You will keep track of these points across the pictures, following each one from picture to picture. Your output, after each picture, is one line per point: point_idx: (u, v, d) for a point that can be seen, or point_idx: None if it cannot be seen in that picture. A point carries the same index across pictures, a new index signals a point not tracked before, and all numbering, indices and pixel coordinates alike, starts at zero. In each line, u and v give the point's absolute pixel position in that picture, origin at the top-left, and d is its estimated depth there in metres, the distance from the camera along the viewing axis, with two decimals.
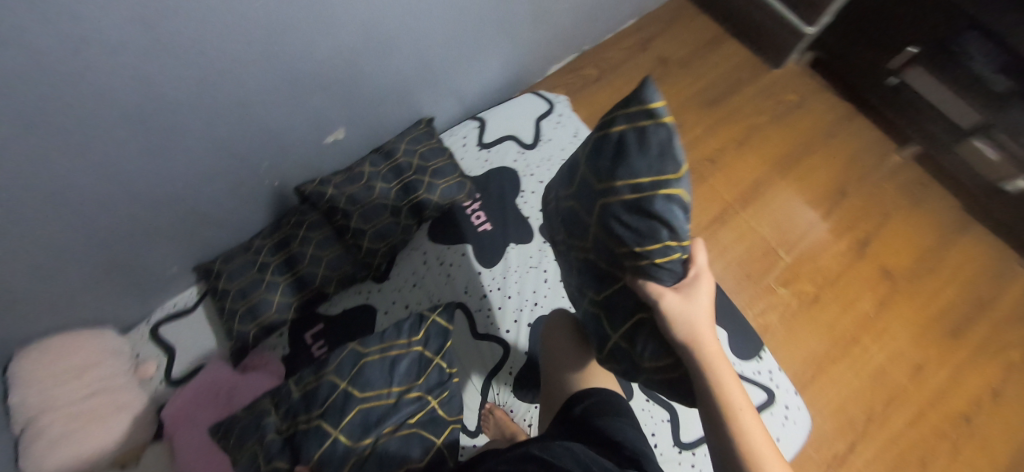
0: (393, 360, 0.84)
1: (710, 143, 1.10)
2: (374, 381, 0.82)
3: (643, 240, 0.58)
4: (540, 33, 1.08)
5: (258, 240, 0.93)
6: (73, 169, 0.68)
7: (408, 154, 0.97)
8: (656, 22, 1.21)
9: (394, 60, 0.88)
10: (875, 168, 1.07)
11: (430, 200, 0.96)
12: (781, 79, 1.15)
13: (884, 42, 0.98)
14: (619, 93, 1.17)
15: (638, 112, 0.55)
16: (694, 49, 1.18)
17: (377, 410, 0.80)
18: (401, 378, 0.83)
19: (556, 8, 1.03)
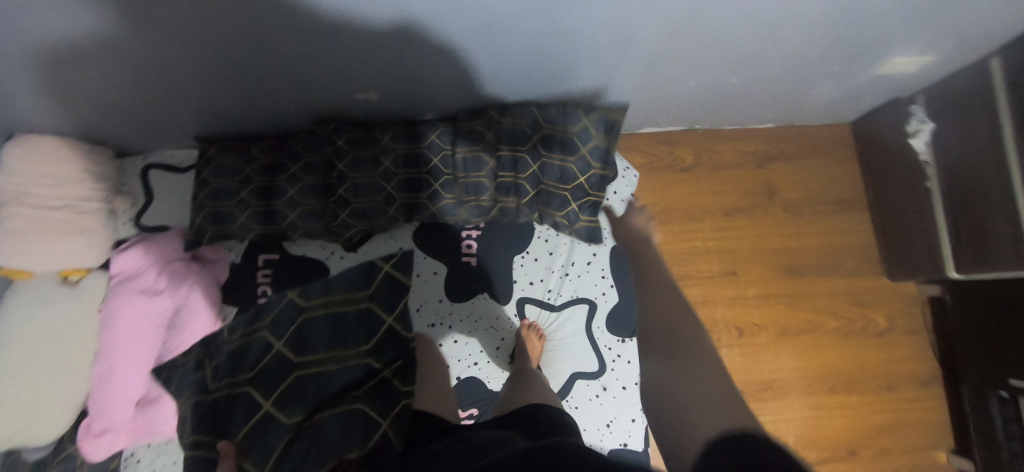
0: (335, 316, 0.90)
1: (752, 313, 0.92)
2: (313, 347, 0.88)
3: None
4: (652, 96, 0.87)
5: (253, 151, 0.90)
6: (68, 32, 0.62)
7: (430, 151, 0.88)
8: (795, 142, 0.97)
9: (457, 64, 0.75)
10: (905, 451, 0.89)
11: (426, 208, 0.89)
12: (885, 292, 0.92)
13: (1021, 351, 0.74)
14: (700, 197, 0.97)
15: None
16: (812, 198, 0.95)
17: (308, 394, 0.85)
18: (347, 349, 0.88)
19: (679, 81, 0.82)
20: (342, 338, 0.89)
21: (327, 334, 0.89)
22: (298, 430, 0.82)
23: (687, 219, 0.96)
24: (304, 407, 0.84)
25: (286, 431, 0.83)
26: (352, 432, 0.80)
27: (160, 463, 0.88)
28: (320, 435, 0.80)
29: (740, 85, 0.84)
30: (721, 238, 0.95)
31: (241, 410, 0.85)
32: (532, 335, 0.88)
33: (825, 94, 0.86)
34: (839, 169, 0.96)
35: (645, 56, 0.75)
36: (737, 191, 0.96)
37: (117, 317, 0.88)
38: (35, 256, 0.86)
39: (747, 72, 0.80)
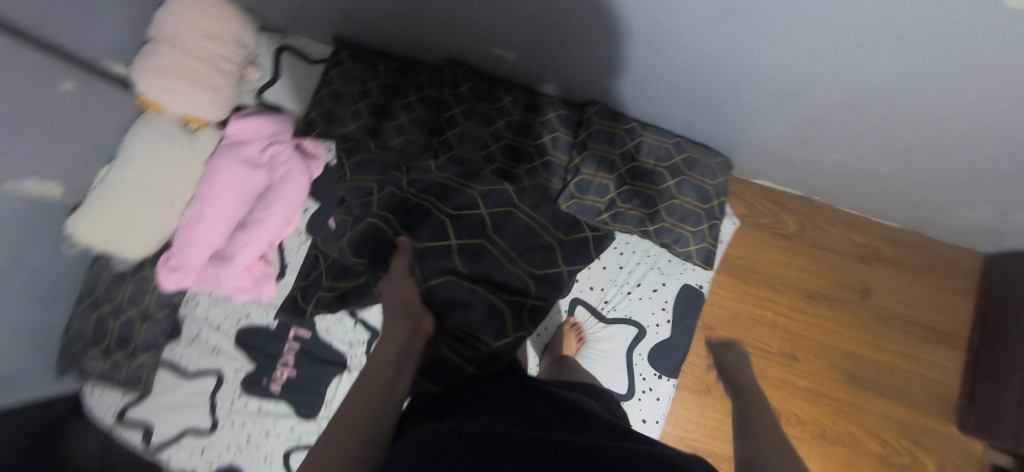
0: (537, 228, 0.77)
1: (794, 403, 0.88)
2: (506, 234, 0.75)
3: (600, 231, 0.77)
4: (784, 151, 0.82)
5: (383, 69, 0.93)
6: None
7: (545, 126, 0.88)
8: (915, 250, 0.89)
9: (608, 49, 0.73)
10: None
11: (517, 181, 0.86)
12: (947, 438, 0.85)
13: None
14: (789, 269, 0.92)
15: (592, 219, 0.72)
16: (908, 315, 0.88)
17: (504, 260, 0.74)
18: (522, 260, 0.74)
19: (822, 146, 0.77)
20: (525, 247, 0.75)
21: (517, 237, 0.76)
22: (488, 278, 0.72)
23: (765, 285, 0.92)
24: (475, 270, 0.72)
25: (459, 271, 0.71)
26: (494, 329, 0.69)
27: (214, 316, 0.97)
28: (467, 309, 0.69)
29: (885, 173, 0.77)
30: (792, 316, 0.90)
31: (426, 225, 0.74)
32: (572, 333, 0.86)
33: (973, 213, 0.78)
34: (949, 296, 0.88)
35: (802, 109, 0.70)
36: (829, 277, 0.91)
37: (219, 172, 0.96)
38: (185, 70, 0.91)
39: (898, 162, 0.74)
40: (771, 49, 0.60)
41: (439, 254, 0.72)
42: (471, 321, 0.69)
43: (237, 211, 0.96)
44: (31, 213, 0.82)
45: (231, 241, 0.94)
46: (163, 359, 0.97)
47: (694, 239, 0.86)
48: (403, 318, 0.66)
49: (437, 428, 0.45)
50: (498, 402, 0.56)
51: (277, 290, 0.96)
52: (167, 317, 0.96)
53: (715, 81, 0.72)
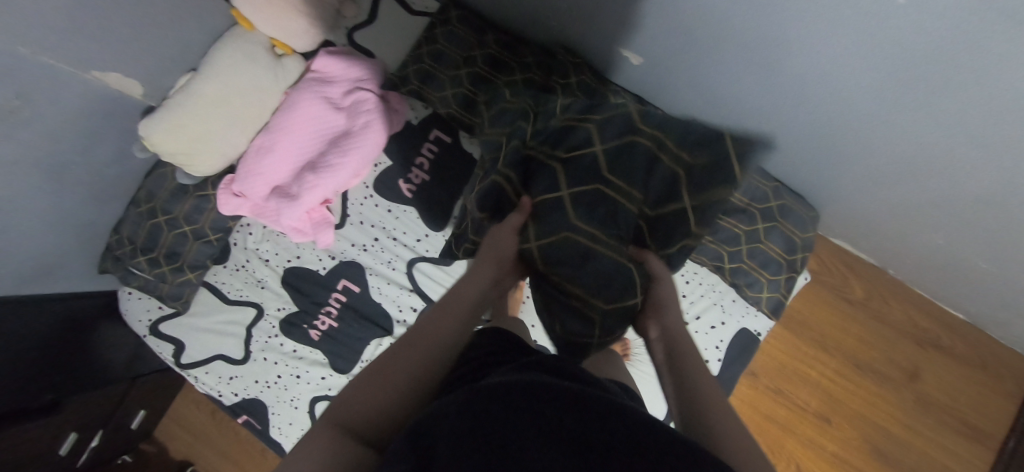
0: (654, 165, 0.73)
1: (818, 465, 0.89)
2: (631, 175, 0.72)
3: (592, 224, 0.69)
4: (883, 223, 0.80)
5: (490, 41, 0.91)
6: None
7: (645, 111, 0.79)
8: (975, 346, 0.89)
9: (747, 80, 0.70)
10: None
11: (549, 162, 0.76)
12: None
13: None
14: (844, 335, 0.92)
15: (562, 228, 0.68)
16: (951, 407, 0.89)
17: (614, 207, 0.70)
18: (638, 196, 0.72)
19: (929, 228, 0.75)
20: (642, 181, 0.72)
21: (642, 171, 0.72)
22: (598, 234, 0.68)
23: (817, 345, 0.92)
24: (592, 214, 0.69)
25: (577, 225, 0.68)
26: (613, 287, 0.66)
27: (267, 248, 0.95)
28: (587, 262, 0.67)
29: (981, 269, 0.76)
30: (837, 380, 0.91)
31: (542, 173, 0.74)
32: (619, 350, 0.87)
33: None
34: (997, 398, 0.89)
35: (929, 188, 0.68)
36: (883, 351, 0.91)
37: (296, 107, 0.90)
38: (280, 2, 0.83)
39: (1002, 263, 0.72)
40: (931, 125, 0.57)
41: (554, 205, 0.70)
42: (585, 276, 0.67)
43: (309, 151, 0.92)
44: (105, 107, 0.78)
45: (297, 180, 0.91)
46: (205, 280, 0.96)
47: (769, 286, 0.86)
48: (485, 265, 0.66)
49: (479, 389, 0.39)
50: (539, 366, 0.48)
51: (334, 240, 0.94)
52: (219, 240, 0.94)
53: (847, 138, 0.69)
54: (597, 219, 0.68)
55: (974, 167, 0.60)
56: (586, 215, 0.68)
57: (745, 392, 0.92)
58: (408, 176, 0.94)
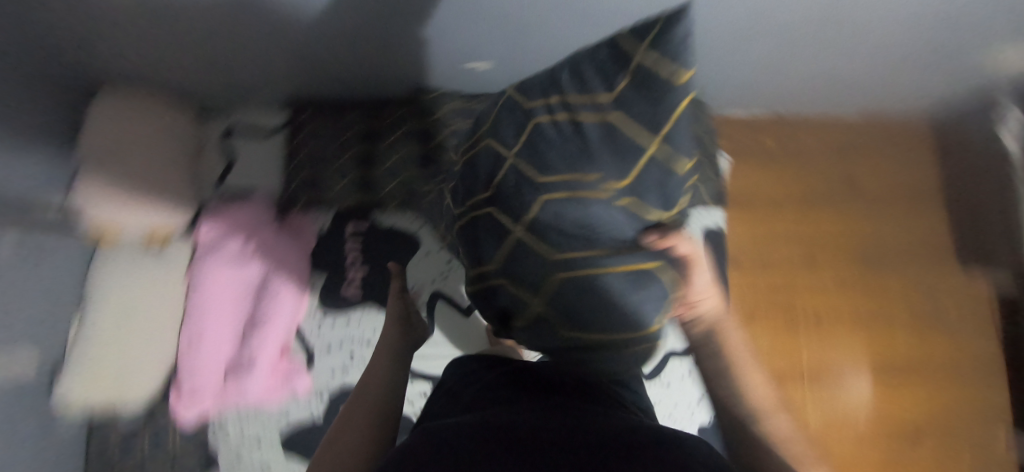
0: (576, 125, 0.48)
1: (827, 299, 0.97)
2: (552, 168, 0.49)
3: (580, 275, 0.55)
4: (755, 81, 0.88)
5: (354, 121, 0.93)
6: None
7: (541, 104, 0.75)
8: (880, 134, 1.00)
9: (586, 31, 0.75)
10: (972, 443, 0.95)
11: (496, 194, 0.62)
12: (951, 284, 0.99)
13: None
14: (782, 186, 1.00)
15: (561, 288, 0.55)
16: (891, 191, 1.00)
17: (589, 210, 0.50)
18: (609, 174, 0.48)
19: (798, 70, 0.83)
20: (581, 156, 0.48)
21: (569, 145, 0.49)
22: (587, 281, 0.54)
23: (769, 206, 0.99)
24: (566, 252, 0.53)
25: (553, 272, 0.55)
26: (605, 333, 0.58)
27: (251, 430, 0.87)
28: (585, 315, 0.57)
29: (852, 75, 0.85)
30: (799, 224, 0.99)
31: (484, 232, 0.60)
32: None
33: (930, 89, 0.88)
34: (917, 164, 1.00)
35: (771, 38, 0.76)
36: (818, 181, 1.00)
37: (207, 279, 0.86)
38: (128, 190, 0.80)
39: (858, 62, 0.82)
40: None
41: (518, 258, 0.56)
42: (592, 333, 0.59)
43: (242, 312, 0.87)
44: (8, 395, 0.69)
45: (245, 346, 0.85)
46: None
47: (706, 186, 0.95)
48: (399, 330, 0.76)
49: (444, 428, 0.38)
50: (525, 394, 0.45)
51: (313, 379, 0.89)
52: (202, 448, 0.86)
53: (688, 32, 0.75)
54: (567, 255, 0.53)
55: (790, 5, 0.69)
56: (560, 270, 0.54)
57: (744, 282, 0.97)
58: (346, 279, 0.90)
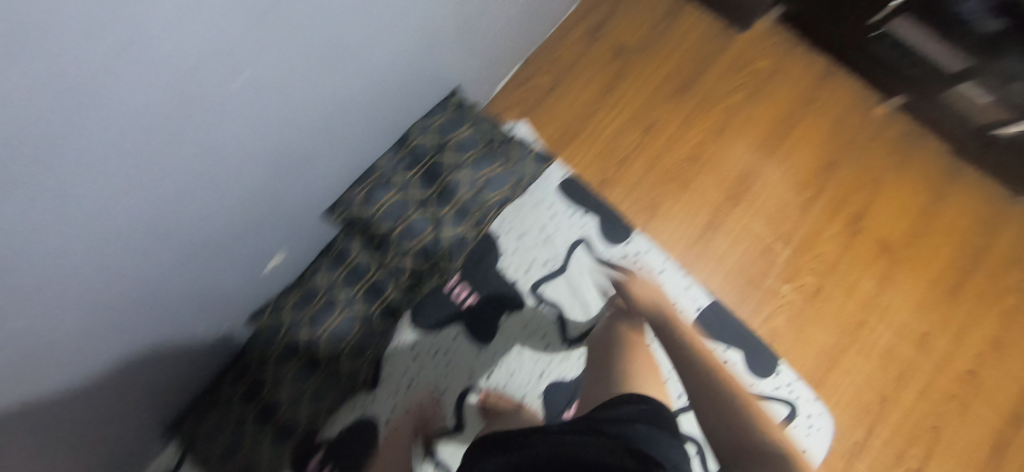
0: (448, 122, 0.83)
1: (689, 137, 1.04)
2: (447, 134, 0.82)
3: (467, 205, 0.82)
4: (494, 53, 0.92)
5: (225, 392, 0.79)
6: None
7: (367, 204, 0.78)
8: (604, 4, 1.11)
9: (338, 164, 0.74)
10: (859, 130, 1.06)
11: (376, 219, 0.78)
12: (749, 46, 1.09)
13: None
14: (581, 98, 1.05)
15: (467, 208, 0.82)
16: (649, 30, 1.10)
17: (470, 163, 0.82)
18: (457, 134, 0.83)
19: (511, 22, 0.90)
20: (450, 125, 0.83)
21: (447, 129, 0.83)
22: (483, 193, 0.83)
23: (587, 120, 1.03)
24: (453, 202, 0.81)
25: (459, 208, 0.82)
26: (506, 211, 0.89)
27: None
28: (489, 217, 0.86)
29: None
30: (623, 107, 1.05)
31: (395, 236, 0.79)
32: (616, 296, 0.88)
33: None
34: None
35: (471, 37, 0.81)
36: (601, 71, 1.07)
37: None
38: None
39: None
40: (409, 45, 0.68)
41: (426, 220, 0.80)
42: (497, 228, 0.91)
43: None
44: None
45: None
46: None
47: (527, 162, 0.87)
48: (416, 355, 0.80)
49: None
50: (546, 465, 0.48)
51: None
52: None
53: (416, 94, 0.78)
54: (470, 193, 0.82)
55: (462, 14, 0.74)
56: (461, 206, 0.81)
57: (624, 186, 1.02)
58: None
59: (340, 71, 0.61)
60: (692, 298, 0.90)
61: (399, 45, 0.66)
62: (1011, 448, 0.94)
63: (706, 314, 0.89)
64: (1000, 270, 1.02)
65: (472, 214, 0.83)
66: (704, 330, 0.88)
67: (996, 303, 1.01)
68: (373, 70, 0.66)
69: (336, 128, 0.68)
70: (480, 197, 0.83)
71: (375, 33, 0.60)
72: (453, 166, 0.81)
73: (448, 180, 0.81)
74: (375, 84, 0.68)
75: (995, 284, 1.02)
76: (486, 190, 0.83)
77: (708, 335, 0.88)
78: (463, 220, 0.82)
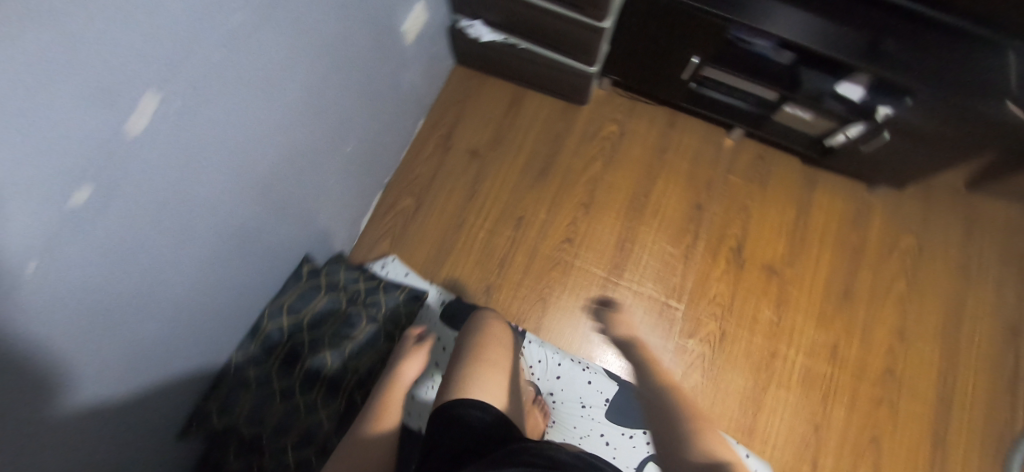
0: (300, 296, 0.81)
1: (561, 219, 1.06)
2: (300, 309, 0.80)
3: (338, 376, 0.78)
4: (343, 199, 0.93)
5: None
6: None
7: (225, 413, 0.72)
8: (448, 112, 1.14)
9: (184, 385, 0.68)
10: (715, 166, 1.12)
11: (239, 424, 0.72)
12: (593, 115, 1.15)
13: (664, 61, 1.01)
14: (448, 209, 1.06)
15: (339, 380, 0.78)
16: (496, 126, 1.13)
17: (331, 331, 0.80)
18: (312, 305, 0.81)
19: (348, 168, 0.91)
20: (303, 298, 0.81)
21: (300, 302, 0.80)
22: (353, 359, 0.79)
23: (459, 230, 1.05)
24: (322, 379, 0.77)
25: (329, 381, 0.77)
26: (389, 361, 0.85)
27: None
28: (370, 379, 0.81)
29: (374, 127, 0.94)
30: (491, 208, 1.07)
31: (265, 436, 0.73)
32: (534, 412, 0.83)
33: (420, 73, 1.03)
34: (484, 96, 1.16)
35: (305, 203, 0.80)
36: (461, 177, 1.09)
37: None
38: None
39: (364, 128, 0.91)
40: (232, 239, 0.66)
41: (296, 407, 0.75)
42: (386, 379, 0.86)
43: None
44: None
45: None
46: None
47: (395, 309, 0.86)
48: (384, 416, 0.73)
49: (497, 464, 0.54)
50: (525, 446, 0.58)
51: None
52: None
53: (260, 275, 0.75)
54: (338, 363, 0.78)
55: (289, 191, 0.74)
56: (331, 380, 0.77)
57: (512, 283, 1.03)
58: None
59: (123, 328, 0.55)
60: (597, 391, 0.88)
61: (206, 249, 0.62)
62: (946, 435, 0.96)
63: (616, 403, 0.87)
64: (881, 260, 1.07)
65: (346, 383, 0.78)
66: (619, 417, 0.87)
67: (889, 293, 1.04)
68: (173, 303, 0.60)
69: (151, 371, 0.62)
70: (351, 364, 0.79)
71: (167, 256, 0.56)
72: (312, 342, 0.78)
73: (309, 359, 0.77)
74: (182, 310, 0.62)
75: (882, 275, 1.06)
76: (357, 354, 0.80)
77: (623, 425, 0.86)
78: (339, 394, 0.77)
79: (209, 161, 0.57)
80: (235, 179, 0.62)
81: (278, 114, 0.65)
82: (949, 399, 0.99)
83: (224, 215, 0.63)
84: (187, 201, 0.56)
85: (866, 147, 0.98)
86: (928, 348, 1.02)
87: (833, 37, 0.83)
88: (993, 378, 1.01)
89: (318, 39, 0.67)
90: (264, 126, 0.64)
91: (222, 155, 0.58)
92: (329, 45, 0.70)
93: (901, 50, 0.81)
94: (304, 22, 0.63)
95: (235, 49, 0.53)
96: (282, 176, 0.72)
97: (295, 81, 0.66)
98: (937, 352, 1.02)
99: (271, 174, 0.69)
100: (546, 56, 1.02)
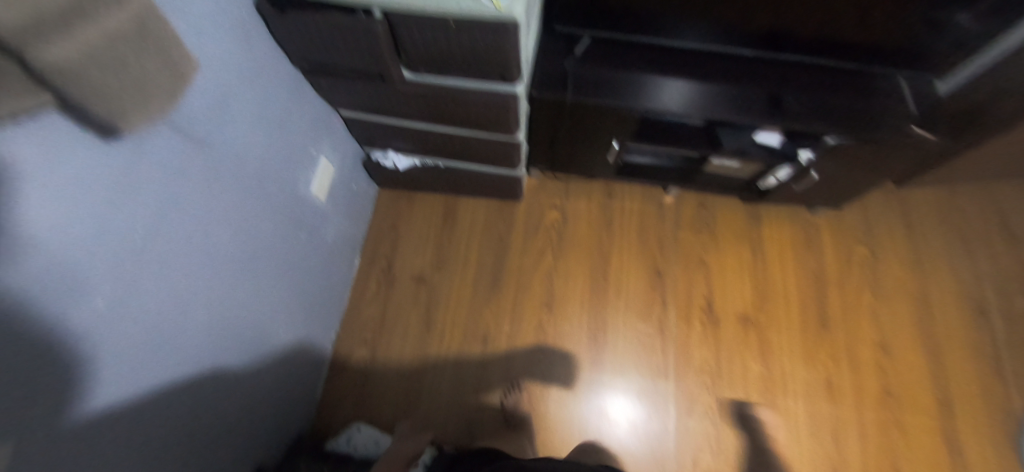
0: None
1: (526, 327, 1.02)
2: None
3: None
4: (286, 382, 0.84)
5: None
6: None
7: None
8: (383, 242, 1.10)
9: None
10: (662, 226, 1.10)
11: None
12: (530, 206, 1.12)
13: (584, 149, 0.99)
14: (409, 348, 1.01)
15: None
16: (436, 244, 1.09)
17: None
18: None
19: (287, 348, 0.84)
20: None
21: None
22: None
23: (427, 368, 1.00)
24: None
25: None
26: None
27: None
28: None
29: (304, 295, 0.87)
30: (451, 334, 1.02)
31: None
32: None
33: (343, 221, 0.99)
34: (416, 215, 1.12)
35: (244, 407, 0.72)
36: (414, 310, 1.04)
37: None
38: None
39: (293, 303, 0.84)
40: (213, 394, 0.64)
41: None
42: None
43: None
44: None
45: None
46: None
47: None
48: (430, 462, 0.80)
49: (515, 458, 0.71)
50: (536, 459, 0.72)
51: None
52: None
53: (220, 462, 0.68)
54: None
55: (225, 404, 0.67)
56: None
57: (494, 409, 0.97)
58: None
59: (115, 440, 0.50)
60: None
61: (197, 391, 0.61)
62: (960, 438, 0.95)
63: None
64: (845, 276, 1.07)
65: None
66: None
67: (862, 306, 1.04)
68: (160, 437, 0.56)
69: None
70: None
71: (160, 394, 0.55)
72: None
73: None
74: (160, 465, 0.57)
75: (850, 291, 1.06)
76: None
77: None
78: None
79: (142, 373, 0.52)
80: (187, 368, 0.59)
81: (222, 307, 0.64)
82: (950, 401, 0.98)
83: (164, 429, 0.57)
84: (164, 361, 0.55)
85: (799, 186, 0.98)
86: (915, 353, 1.01)
87: (738, 101, 0.83)
88: (983, 364, 1.01)
89: (224, 253, 0.64)
90: (227, 299, 0.65)
91: (131, 405, 0.51)
92: (239, 251, 0.67)
93: (802, 102, 0.82)
94: (204, 242, 0.59)
95: (126, 304, 0.49)
96: (206, 405, 0.63)
97: (206, 304, 0.61)
98: (925, 354, 1.01)
99: (194, 406, 0.61)
100: (467, 168, 0.99)
